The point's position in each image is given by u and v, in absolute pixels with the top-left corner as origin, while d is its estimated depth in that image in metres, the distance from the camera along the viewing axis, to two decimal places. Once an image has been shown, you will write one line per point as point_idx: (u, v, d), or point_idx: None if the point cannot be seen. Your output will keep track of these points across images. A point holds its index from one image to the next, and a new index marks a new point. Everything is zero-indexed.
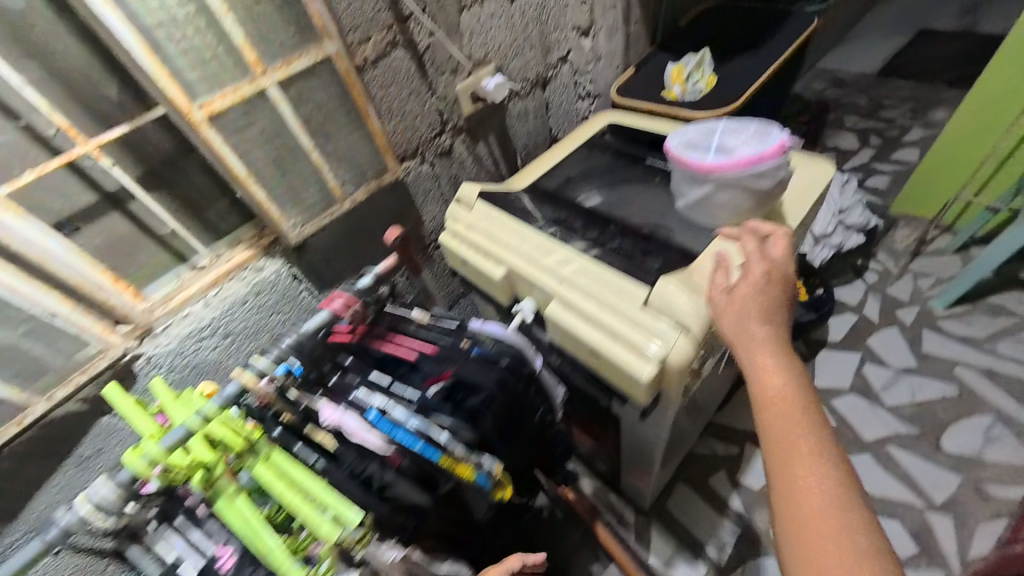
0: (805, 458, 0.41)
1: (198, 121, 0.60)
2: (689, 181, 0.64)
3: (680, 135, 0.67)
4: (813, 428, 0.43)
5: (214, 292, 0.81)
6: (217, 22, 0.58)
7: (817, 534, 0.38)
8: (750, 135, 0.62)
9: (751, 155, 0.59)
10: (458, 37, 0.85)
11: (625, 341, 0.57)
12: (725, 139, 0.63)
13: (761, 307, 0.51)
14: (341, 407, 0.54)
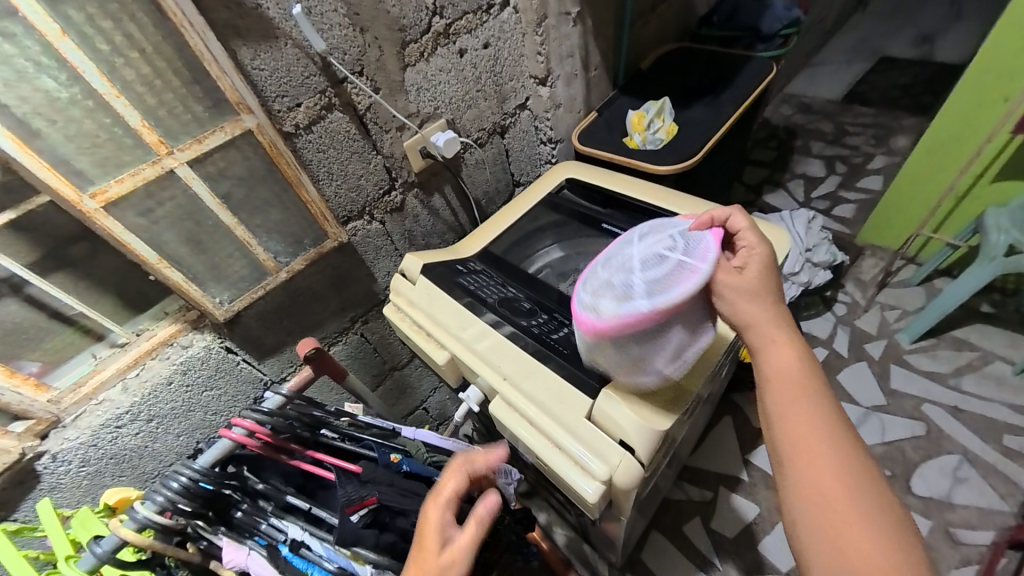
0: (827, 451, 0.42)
1: (91, 211, 0.55)
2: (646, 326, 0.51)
3: (585, 296, 0.54)
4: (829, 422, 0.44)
5: (134, 374, 0.72)
6: (109, 107, 0.54)
7: (833, 505, 0.40)
8: (648, 236, 0.54)
9: (692, 237, 0.51)
10: (401, 95, 0.81)
11: (572, 454, 0.55)
12: (641, 258, 0.52)
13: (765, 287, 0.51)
14: (246, 545, 0.49)
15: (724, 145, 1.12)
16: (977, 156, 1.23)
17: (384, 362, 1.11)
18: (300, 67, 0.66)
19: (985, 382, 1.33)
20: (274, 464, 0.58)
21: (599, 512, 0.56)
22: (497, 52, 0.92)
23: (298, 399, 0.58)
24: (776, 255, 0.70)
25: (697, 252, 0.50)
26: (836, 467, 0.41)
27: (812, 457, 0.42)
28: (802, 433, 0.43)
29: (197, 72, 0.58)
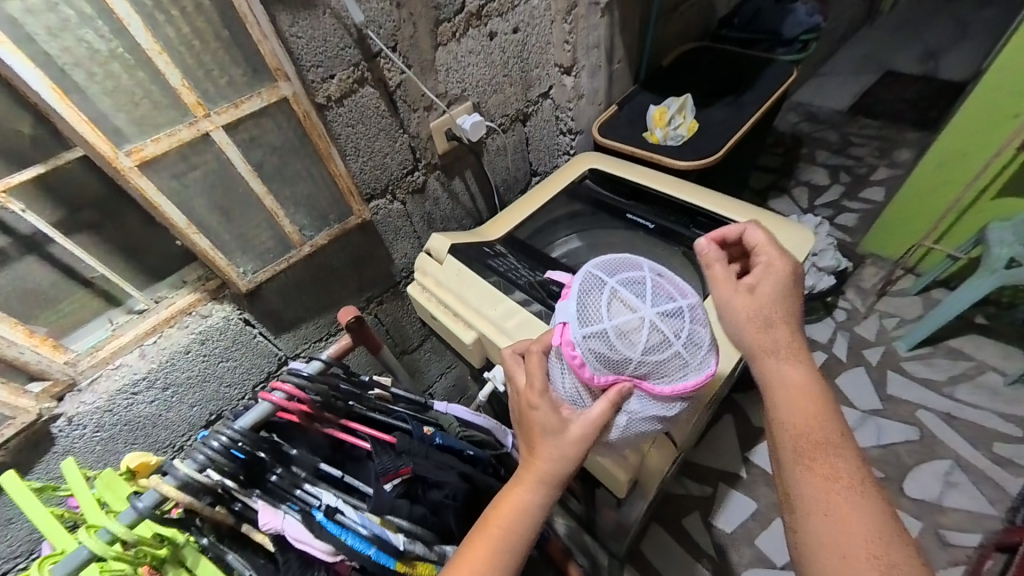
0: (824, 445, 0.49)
1: (127, 169, 0.54)
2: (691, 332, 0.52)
3: (683, 381, 0.50)
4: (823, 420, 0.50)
5: (151, 341, 0.72)
6: (151, 64, 0.54)
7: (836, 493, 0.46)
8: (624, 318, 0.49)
9: (638, 271, 0.52)
10: (432, 75, 0.81)
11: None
12: (665, 329, 0.49)
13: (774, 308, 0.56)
14: (281, 509, 0.50)
15: (741, 146, 1.13)
16: (983, 170, 1.25)
17: (395, 345, 1.11)
18: (336, 38, 0.66)
19: (979, 391, 1.36)
20: (303, 436, 0.60)
21: (625, 492, 0.62)
22: (525, 38, 0.92)
23: (336, 367, 0.60)
24: (796, 256, 0.72)
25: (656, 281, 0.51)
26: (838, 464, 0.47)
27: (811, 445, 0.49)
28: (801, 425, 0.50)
29: (239, 36, 0.59)
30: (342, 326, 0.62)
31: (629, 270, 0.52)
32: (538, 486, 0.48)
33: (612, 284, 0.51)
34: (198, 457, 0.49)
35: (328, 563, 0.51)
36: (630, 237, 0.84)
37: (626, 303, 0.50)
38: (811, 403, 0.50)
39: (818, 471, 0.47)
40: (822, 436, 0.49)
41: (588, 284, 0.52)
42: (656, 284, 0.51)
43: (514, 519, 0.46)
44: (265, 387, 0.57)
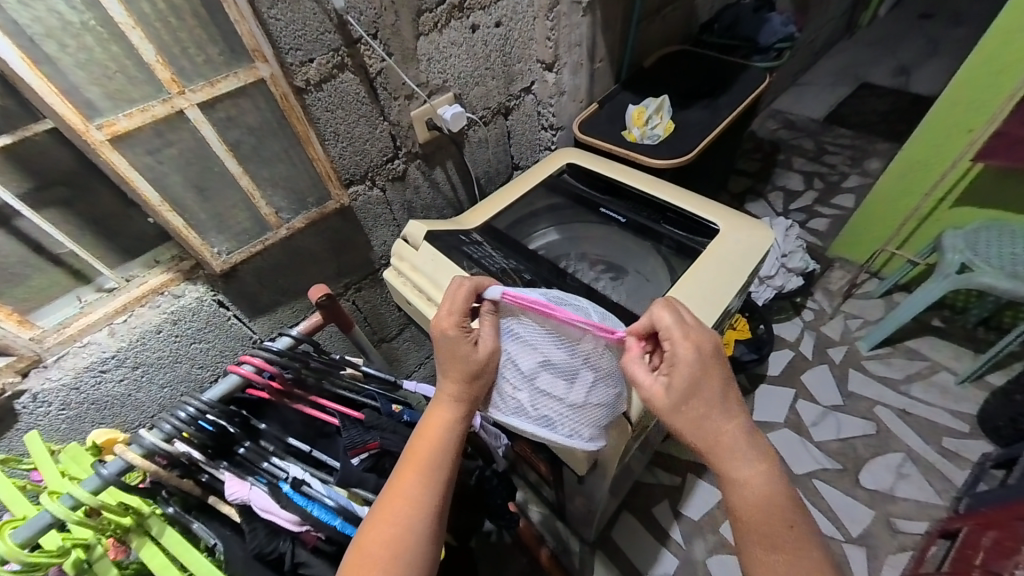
0: (772, 509, 0.46)
1: (99, 143, 0.54)
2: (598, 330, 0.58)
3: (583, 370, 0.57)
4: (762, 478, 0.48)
5: (122, 319, 0.72)
6: (125, 38, 0.54)
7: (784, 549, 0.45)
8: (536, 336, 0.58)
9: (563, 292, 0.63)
10: (414, 64, 0.82)
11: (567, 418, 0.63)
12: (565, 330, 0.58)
13: (704, 383, 0.50)
14: (249, 480, 0.51)
15: (716, 148, 1.17)
16: (941, 180, 1.32)
17: (373, 332, 1.12)
18: (316, 22, 0.66)
19: (932, 390, 1.43)
20: (275, 411, 0.62)
21: (584, 468, 0.65)
22: (508, 32, 0.93)
23: (305, 344, 0.63)
24: (757, 252, 0.75)
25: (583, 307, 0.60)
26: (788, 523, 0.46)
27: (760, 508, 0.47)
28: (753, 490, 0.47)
29: (216, 14, 0.59)
30: (313, 303, 0.64)
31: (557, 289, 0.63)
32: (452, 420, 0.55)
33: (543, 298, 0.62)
34: (162, 429, 0.50)
35: (294, 533, 0.52)
36: (604, 231, 0.87)
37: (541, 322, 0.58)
38: (757, 487, 0.47)
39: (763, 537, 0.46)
40: (778, 521, 0.46)
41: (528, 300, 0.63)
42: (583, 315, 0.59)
43: (436, 446, 0.53)
44: (235, 361, 0.59)
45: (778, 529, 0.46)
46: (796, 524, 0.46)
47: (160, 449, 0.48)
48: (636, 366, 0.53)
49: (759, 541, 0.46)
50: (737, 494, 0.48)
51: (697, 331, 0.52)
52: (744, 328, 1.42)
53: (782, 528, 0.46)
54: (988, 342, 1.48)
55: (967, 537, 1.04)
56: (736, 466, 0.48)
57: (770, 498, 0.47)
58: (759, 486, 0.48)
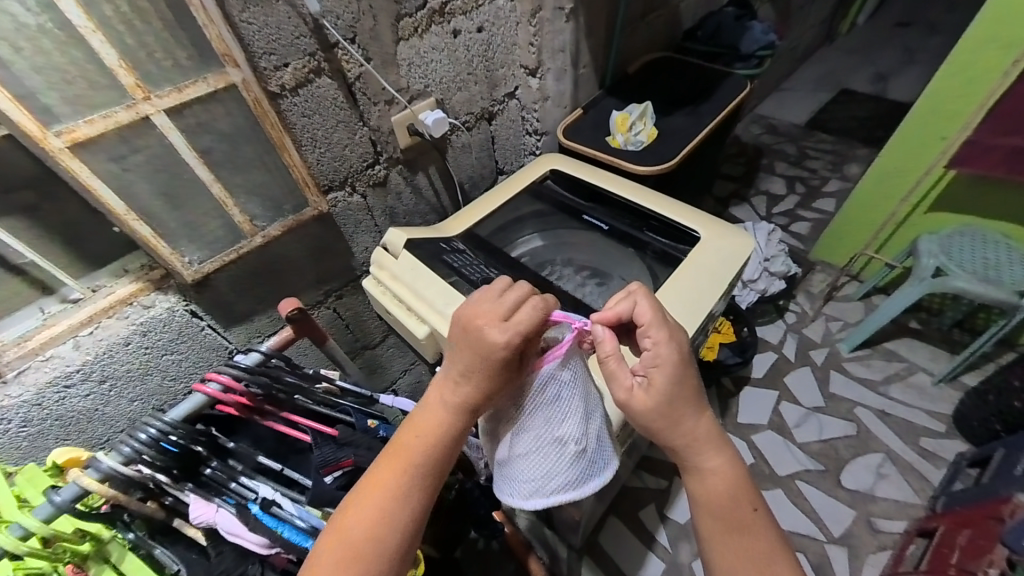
0: (739, 505, 0.50)
1: (58, 150, 0.52)
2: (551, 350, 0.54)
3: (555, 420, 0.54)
4: (730, 473, 0.51)
5: (88, 331, 0.69)
6: (85, 42, 0.52)
7: (754, 540, 0.48)
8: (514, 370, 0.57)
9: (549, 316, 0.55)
10: (393, 68, 0.81)
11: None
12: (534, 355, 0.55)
13: (683, 392, 0.51)
14: (215, 502, 0.51)
15: (699, 153, 1.18)
16: (917, 185, 1.35)
17: (355, 340, 1.11)
18: (291, 26, 0.65)
19: (909, 391, 1.46)
20: (247, 428, 0.62)
21: None
22: (491, 38, 0.93)
23: (275, 360, 0.62)
24: (738, 260, 0.76)
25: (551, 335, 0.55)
26: (754, 516, 0.50)
27: (727, 499, 0.50)
28: (722, 486, 0.50)
29: (183, 17, 0.57)
30: (284, 317, 0.62)
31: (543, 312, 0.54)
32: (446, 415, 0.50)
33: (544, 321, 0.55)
34: (123, 452, 0.49)
35: (264, 556, 0.51)
36: (587, 237, 0.87)
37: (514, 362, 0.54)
38: (723, 480, 0.50)
39: (734, 529, 0.49)
40: (741, 506, 0.50)
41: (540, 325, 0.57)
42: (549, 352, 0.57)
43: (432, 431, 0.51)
44: (201, 380, 0.59)
45: (739, 512, 0.49)
46: (757, 507, 0.50)
47: (120, 472, 0.47)
48: (616, 363, 0.52)
49: (724, 526, 0.49)
50: (706, 485, 0.50)
51: (674, 332, 0.53)
52: (728, 331, 1.44)
53: (746, 516, 0.49)
54: (962, 344, 1.52)
55: (944, 536, 1.07)
56: (706, 465, 0.50)
57: (736, 486, 0.50)
58: (726, 482, 0.50)
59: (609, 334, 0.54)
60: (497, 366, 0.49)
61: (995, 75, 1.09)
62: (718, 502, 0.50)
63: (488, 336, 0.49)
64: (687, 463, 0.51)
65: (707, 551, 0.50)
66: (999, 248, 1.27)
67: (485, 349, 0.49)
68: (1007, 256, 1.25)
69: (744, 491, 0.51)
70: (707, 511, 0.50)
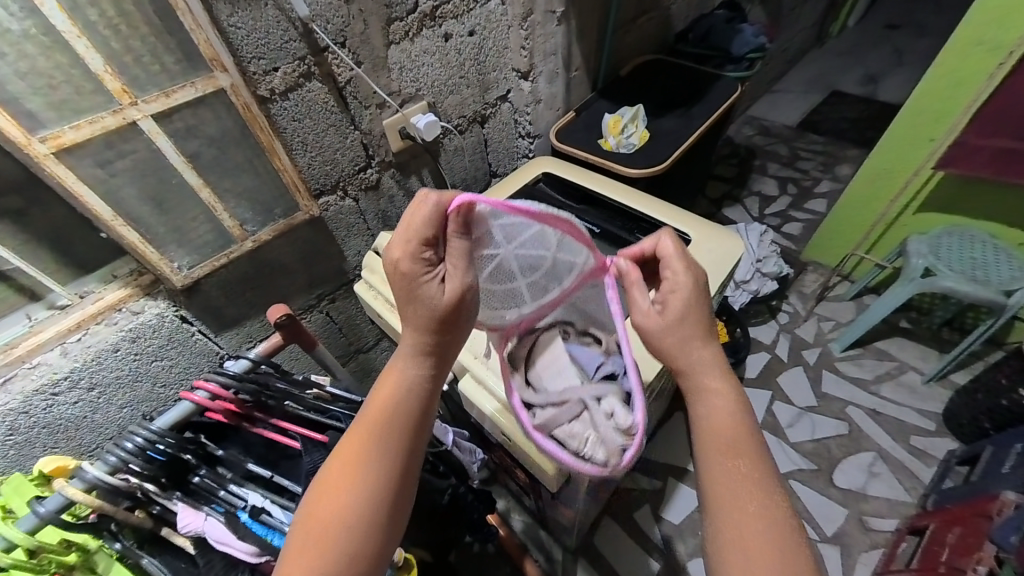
0: (748, 448, 0.47)
1: (43, 155, 0.52)
2: (533, 253, 0.53)
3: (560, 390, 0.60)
4: (740, 413, 0.49)
5: (76, 338, 0.68)
6: (69, 47, 0.51)
7: (754, 482, 0.45)
8: (513, 287, 0.56)
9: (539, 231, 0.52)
10: (384, 72, 0.81)
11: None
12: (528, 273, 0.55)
13: (695, 319, 0.53)
14: (204, 510, 0.51)
15: (691, 156, 1.19)
16: (906, 186, 1.36)
17: (348, 343, 1.10)
18: (280, 30, 0.65)
19: (900, 389, 1.48)
20: (237, 435, 0.62)
21: (559, 486, 0.64)
22: (482, 41, 0.93)
23: (265, 366, 0.62)
24: (729, 261, 0.76)
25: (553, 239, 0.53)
26: (762, 463, 0.46)
27: (734, 436, 0.47)
28: (729, 421, 0.48)
29: (170, 22, 0.56)
30: (272, 323, 0.62)
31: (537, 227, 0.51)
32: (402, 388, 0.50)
33: (539, 238, 0.52)
34: (107, 462, 0.49)
35: (253, 565, 0.50)
36: None
37: (506, 272, 0.54)
38: (727, 411, 0.49)
39: (737, 465, 0.46)
40: (741, 438, 0.47)
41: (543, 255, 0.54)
42: (554, 269, 0.56)
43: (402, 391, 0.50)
44: (189, 388, 0.59)
45: (738, 444, 0.47)
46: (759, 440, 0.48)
47: (105, 482, 0.47)
48: (639, 291, 0.55)
49: (723, 454, 0.47)
50: (709, 412, 0.49)
51: (693, 264, 0.55)
52: (721, 332, 1.45)
53: (746, 447, 0.47)
54: (951, 342, 1.54)
55: (934, 533, 1.08)
56: (715, 394, 0.50)
57: (742, 426, 0.48)
58: (734, 419, 0.48)
59: (634, 268, 0.56)
60: (451, 306, 0.49)
61: (981, 77, 1.10)
62: (727, 439, 0.47)
63: (422, 287, 0.48)
64: (693, 384, 0.51)
65: (703, 485, 0.48)
66: (987, 248, 1.28)
67: (423, 301, 0.48)
68: (994, 255, 1.27)
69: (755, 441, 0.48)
70: (708, 435, 0.48)
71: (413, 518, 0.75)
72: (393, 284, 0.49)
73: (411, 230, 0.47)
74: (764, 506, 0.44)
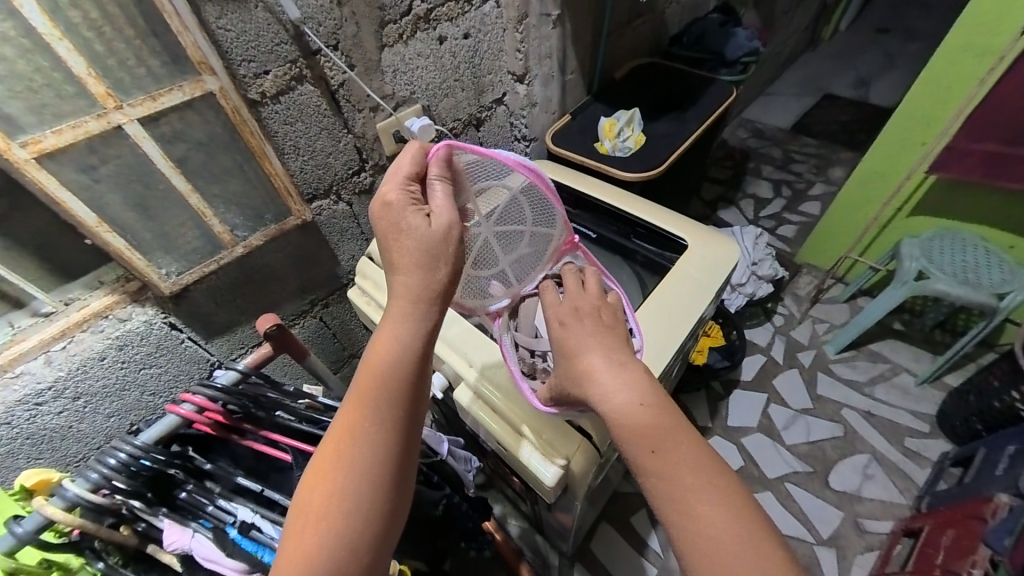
0: (659, 425, 0.46)
1: (22, 161, 0.50)
2: (513, 225, 0.60)
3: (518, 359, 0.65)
4: (638, 395, 0.49)
5: (59, 346, 0.66)
6: (50, 50, 0.50)
7: (678, 461, 0.44)
8: (492, 261, 0.62)
9: (517, 200, 0.57)
10: (377, 75, 0.79)
11: (537, 445, 0.61)
12: (507, 245, 0.62)
13: (575, 343, 0.55)
14: (190, 527, 0.49)
15: (686, 159, 1.19)
16: (898, 190, 1.37)
17: (343, 348, 1.09)
18: (270, 33, 0.64)
19: (894, 391, 1.49)
20: (224, 446, 0.61)
21: (555, 496, 0.63)
22: (478, 44, 0.92)
23: (254, 376, 0.62)
24: (725, 265, 0.76)
25: (527, 198, 0.58)
26: (677, 437, 0.46)
27: (643, 419, 0.47)
28: (634, 406, 0.48)
29: (156, 25, 0.55)
30: (261, 333, 0.62)
31: (518, 200, 0.57)
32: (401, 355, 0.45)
33: (517, 211, 0.59)
34: (86, 479, 0.48)
35: None
36: None
37: (487, 245, 0.60)
38: (633, 417, 0.47)
39: (655, 450, 0.45)
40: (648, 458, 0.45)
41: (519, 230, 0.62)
42: (533, 233, 0.63)
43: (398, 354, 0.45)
44: (175, 400, 0.58)
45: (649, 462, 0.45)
46: (656, 449, 0.45)
47: (86, 499, 0.46)
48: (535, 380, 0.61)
49: (645, 476, 0.45)
50: (612, 405, 0.49)
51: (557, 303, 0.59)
52: (716, 335, 1.45)
53: (656, 459, 0.45)
54: (944, 344, 1.55)
55: (928, 536, 1.08)
56: (612, 387, 0.49)
57: (646, 403, 0.48)
58: (635, 404, 0.48)
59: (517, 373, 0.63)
60: (442, 235, 0.47)
61: (971, 83, 1.11)
62: (638, 429, 0.46)
63: (408, 219, 0.46)
64: (590, 388, 0.51)
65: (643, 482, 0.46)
66: (978, 251, 1.29)
67: (410, 231, 0.46)
68: (985, 259, 1.28)
69: (665, 414, 0.47)
70: (621, 431, 0.47)
71: (406, 528, 0.74)
72: (379, 220, 0.47)
73: (398, 170, 0.48)
74: (693, 484, 0.43)
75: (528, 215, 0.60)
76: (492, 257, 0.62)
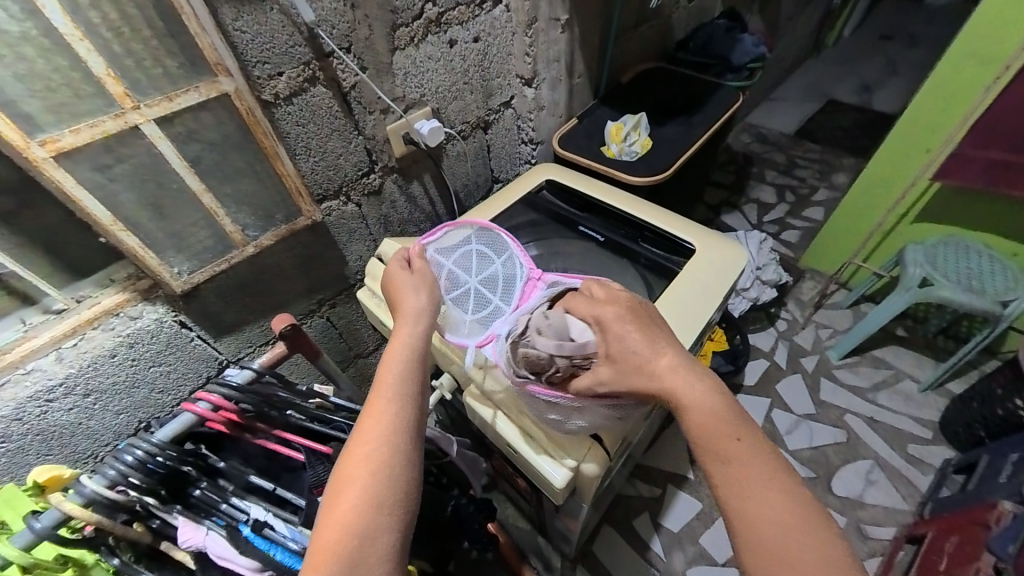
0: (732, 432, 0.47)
1: (40, 160, 0.51)
2: (484, 269, 0.69)
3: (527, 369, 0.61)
4: (710, 399, 0.50)
5: (71, 344, 0.67)
6: (70, 50, 0.51)
7: (752, 466, 0.45)
8: (481, 304, 0.67)
9: (476, 250, 0.70)
10: (388, 78, 0.80)
11: (547, 447, 0.61)
12: (486, 283, 0.69)
13: (641, 346, 0.54)
14: (204, 525, 0.50)
15: (691, 164, 1.20)
16: (903, 197, 1.37)
17: (349, 348, 1.09)
18: (284, 35, 0.64)
19: (896, 397, 1.49)
20: (235, 445, 0.62)
21: (564, 499, 0.63)
22: (487, 47, 0.93)
23: (267, 376, 0.63)
24: (732, 270, 0.76)
25: (483, 246, 0.71)
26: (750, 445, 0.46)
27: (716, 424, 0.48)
28: (708, 411, 0.49)
29: (173, 26, 0.56)
30: (275, 333, 0.62)
31: (476, 249, 0.71)
32: (401, 358, 0.53)
33: (478, 255, 0.70)
34: (104, 476, 0.49)
35: None
36: (583, 247, 0.87)
37: (468, 291, 0.68)
38: (707, 422, 0.48)
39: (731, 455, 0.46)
40: (721, 441, 0.47)
41: (497, 274, 0.69)
42: (507, 269, 0.70)
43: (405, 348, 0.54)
44: (189, 399, 0.59)
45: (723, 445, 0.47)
46: (740, 436, 0.47)
47: (103, 496, 0.47)
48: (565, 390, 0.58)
49: (717, 475, 0.46)
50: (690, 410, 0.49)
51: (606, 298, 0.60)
52: (720, 339, 1.45)
53: (734, 445, 0.46)
54: (947, 351, 1.55)
55: (931, 542, 1.08)
56: (689, 394, 0.50)
57: (719, 412, 0.49)
58: (711, 410, 0.49)
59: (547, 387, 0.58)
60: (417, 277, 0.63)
61: (978, 88, 1.11)
62: (713, 435, 0.47)
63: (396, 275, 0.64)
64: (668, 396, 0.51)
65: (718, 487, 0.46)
66: (982, 258, 1.30)
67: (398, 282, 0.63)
68: (990, 266, 1.28)
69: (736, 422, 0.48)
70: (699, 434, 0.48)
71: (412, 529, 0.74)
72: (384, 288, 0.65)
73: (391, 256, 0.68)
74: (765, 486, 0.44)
75: (495, 257, 0.70)
76: (479, 302, 0.67)
